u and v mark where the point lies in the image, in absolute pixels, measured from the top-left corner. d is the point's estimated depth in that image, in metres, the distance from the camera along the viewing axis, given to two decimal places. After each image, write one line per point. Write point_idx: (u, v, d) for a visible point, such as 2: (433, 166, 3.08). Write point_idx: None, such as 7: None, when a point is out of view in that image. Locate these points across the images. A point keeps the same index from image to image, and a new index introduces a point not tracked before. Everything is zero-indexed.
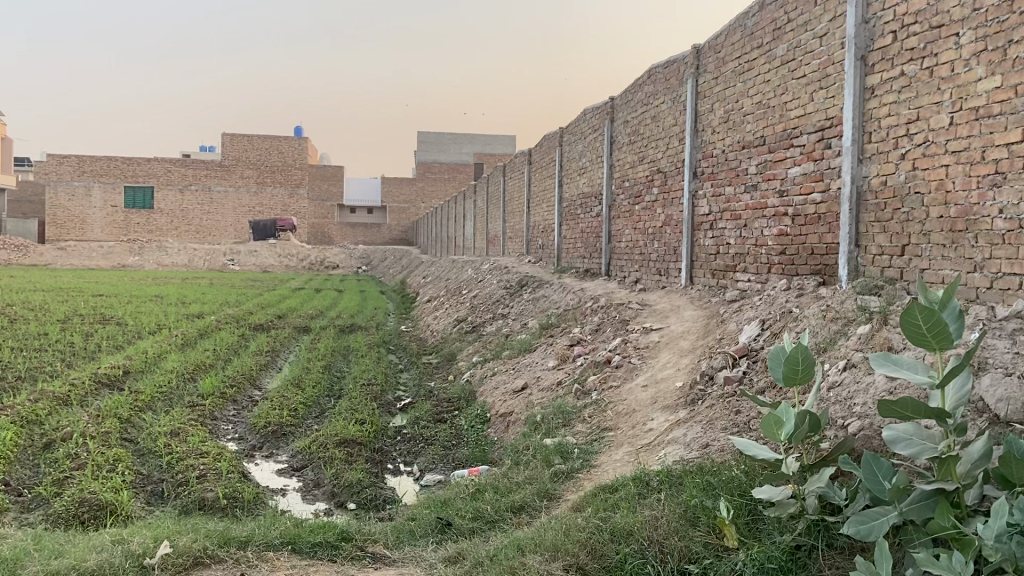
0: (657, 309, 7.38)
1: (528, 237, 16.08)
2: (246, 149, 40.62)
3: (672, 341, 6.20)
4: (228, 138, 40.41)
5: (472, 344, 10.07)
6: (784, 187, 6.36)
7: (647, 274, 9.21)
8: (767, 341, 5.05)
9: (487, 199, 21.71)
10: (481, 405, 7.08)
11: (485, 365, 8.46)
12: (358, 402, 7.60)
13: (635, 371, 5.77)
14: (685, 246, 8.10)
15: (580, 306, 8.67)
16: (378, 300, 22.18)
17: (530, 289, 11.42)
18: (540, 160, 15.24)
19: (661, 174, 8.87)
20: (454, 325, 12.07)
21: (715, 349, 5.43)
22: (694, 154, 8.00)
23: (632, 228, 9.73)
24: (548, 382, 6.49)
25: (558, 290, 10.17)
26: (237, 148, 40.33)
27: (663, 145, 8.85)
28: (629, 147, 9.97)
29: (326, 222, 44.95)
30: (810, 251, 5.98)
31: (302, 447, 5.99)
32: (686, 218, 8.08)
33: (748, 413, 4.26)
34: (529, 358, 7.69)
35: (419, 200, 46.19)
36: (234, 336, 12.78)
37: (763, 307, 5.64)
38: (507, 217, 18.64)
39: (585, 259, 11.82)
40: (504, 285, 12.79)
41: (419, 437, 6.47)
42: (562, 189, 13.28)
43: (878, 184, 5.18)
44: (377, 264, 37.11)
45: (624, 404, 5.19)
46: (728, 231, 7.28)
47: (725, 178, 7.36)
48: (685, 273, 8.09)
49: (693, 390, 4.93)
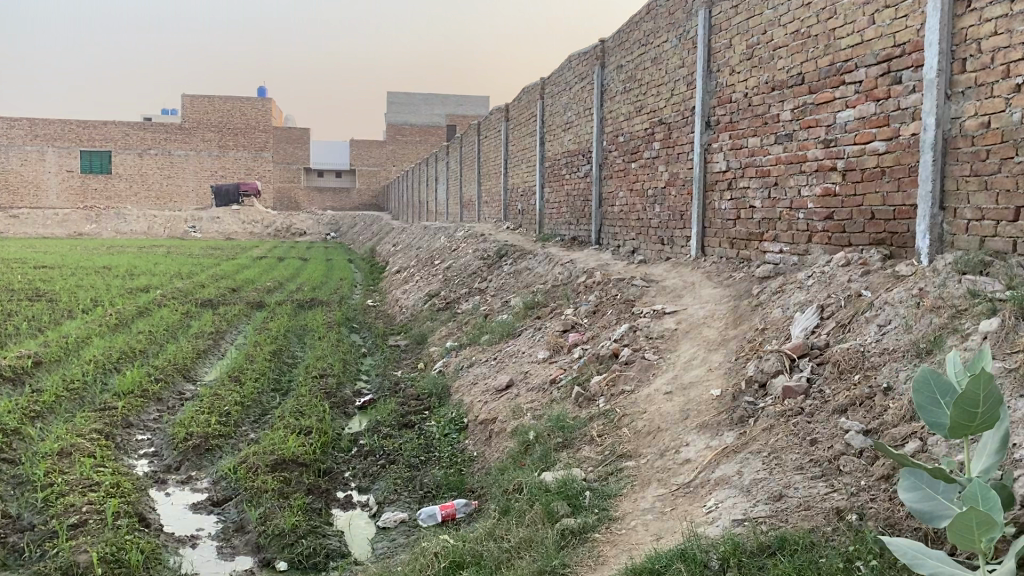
0: (666, 286, 6.14)
1: (506, 201, 14.77)
2: (207, 111, 38.60)
3: (693, 331, 4.97)
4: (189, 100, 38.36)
5: (445, 325, 8.80)
6: (831, 136, 5.10)
7: (646, 243, 7.98)
8: (833, 336, 3.83)
9: (460, 161, 20.27)
10: (456, 405, 5.84)
11: (460, 352, 7.21)
12: (306, 402, 6.31)
13: (651, 371, 4.54)
14: (696, 211, 6.84)
15: (570, 281, 7.42)
16: (345, 270, 20.77)
17: (510, 260, 10.14)
18: (518, 116, 13.86)
19: (663, 126, 7.59)
20: (424, 301, 10.78)
21: (758, 345, 4.21)
22: (707, 101, 6.71)
23: (627, 190, 8.47)
24: (539, 382, 5.25)
25: (542, 262, 8.91)
26: (198, 110, 38.30)
27: (666, 92, 7.55)
28: (623, 97, 8.65)
29: (293, 186, 43.18)
30: (869, 215, 4.74)
31: (227, 473, 4.71)
32: (697, 177, 6.81)
33: (831, 445, 3.04)
34: (513, 346, 6.44)
35: (389, 163, 44.51)
36: (177, 315, 11.37)
37: (815, 287, 4.39)
38: (482, 180, 17.27)
39: (570, 225, 10.56)
40: (480, 255, 11.50)
41: (379, 451, 5.22)
42: (544, 147, 11.95)
43: (976, 127, 3.93)
44: (347, 231, 35.58)
45: (643, 419, 3.95)
46: (752, 192, 6.03)
47: (749, 127, 6.08)
48: (695, 242, 6.84)
49: (738, 405, 3.67)
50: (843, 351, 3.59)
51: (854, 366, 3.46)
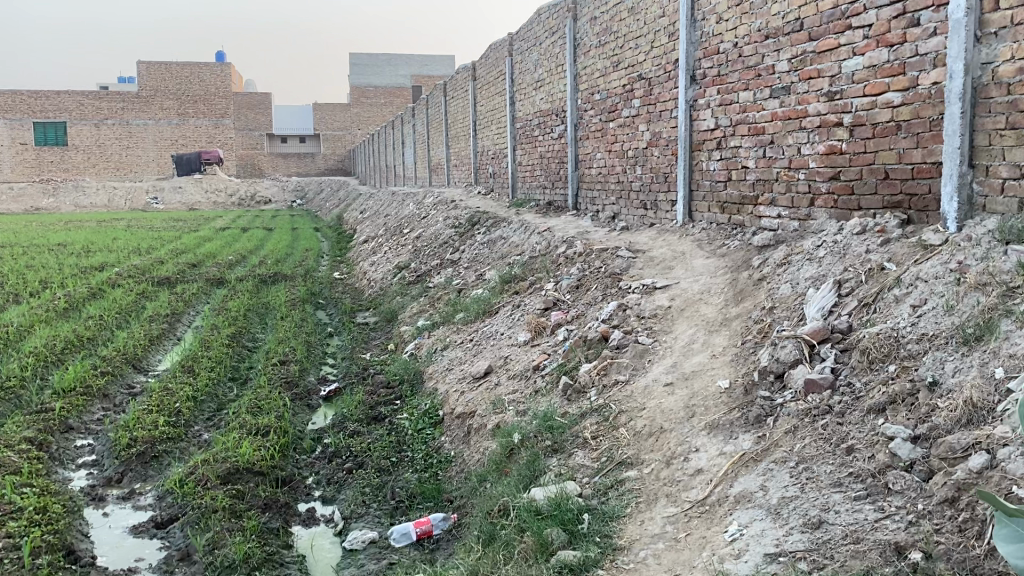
0: (654, 257, 5.65)
1: (475, 165, 14.18)
2: (164, 78, 37.27)
3: (689, 310, 4.48)
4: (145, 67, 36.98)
5: (416, 300, 8.28)
6: (835, 88, 4.60)
7: (627, 208, 7.48)
8: (857, 317, 3.36)
9: (427, 123, 19.57)
10: (430, 395, 5.35)
11: (433, 332, 6.70)
12: (265, 395, 5.77)
13: (646, 358, 4.05)
14: (682, 173, 6.34)
15: (548, 253, 6.92)
16: (311, 240, 20.09)
17: (483, 228, 9.59)
18: (486, 75, 13.21)
19: (643, 81, 7.04)
20: (394, 274, 10.21)
21: (767, 327, 3.74)
22: (692, 53, 6.16)
23: (605, 151, 7.95)
24: (520, 369, 4.76)
25: (517, 231, 8.38)
26: (155, 77, 36.95)
27: (645, 44, 6.99)
28: (598, 51, 8.07)
29: (256, 153, 42.00)
30: (882, 175, 4.26)
31: (173, 486, 4.18)
32: (682, 136, 6.29)
33: (873, 456, 2.58)
34: (490, 326, 5.94)
35: (355, 126, 43.51)
36: (131, 295, 10.70)
37: (828, 259, 3.91)
38: (450, 142, 16.61)
39: (545, 190, 10.04)
40: (451, 223, 10.95)
41: (345, 452, 4.72)
42: (514, 107, 11.37)
43: (1012, 73, 3.43)
44: (313, 198, 34.74)
45: (641, 417, 3.48)
46: (745, 151, 5.53)
47: (740, 80, 5.56)
48: (682, 207, 6.35)
49: (753, 402, 3.21)
50: (872, 336, 3.12)
51: (888, 354, 2.99)
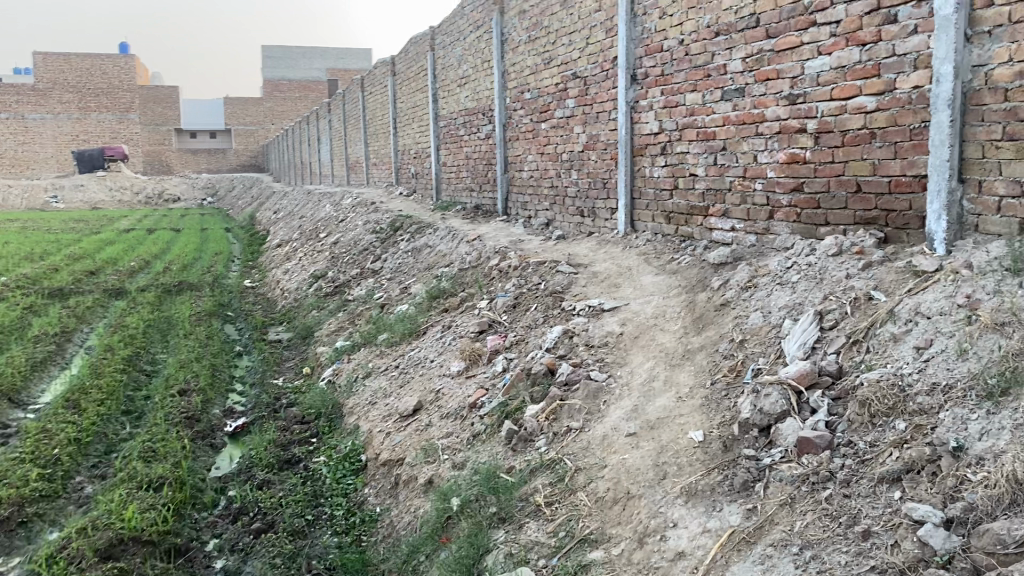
0: (597, 274, 5.16)
1: (396, 164, 13.54)
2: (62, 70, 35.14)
3: (644, 338, 4.00)
4: (40, 58, 34.79)
5: (334, 315, 7.63)
6: (797, 90, 4.18)
7: (562, 214, 7.01)
8: (847, 358, 2.92)
9: (344, 119, 18.78)
10: (352, 433, 4.75)
11: (354, 354, 6.09)
12: (160, 434, 5.06)
13: (601, 398, 3.54)
14: (622, 179, 5.87)
15: (479, 266, 6.38)
16: (222, 242, 19.06)
17: (406, 235, 8.99)
18: (406, 70, 12.56)
19: (578, 79, 6.56)
20: (309, 283, 9.51)
21: (740, 365, 3.27)
22: (632, 50, 5.69)
23: (537, 154, 7.45)
24: (454, 407, 4.21)
25: (444, 238, 7.81)
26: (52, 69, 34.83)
27: (579, 40, 6.50)
28: (528, 46, 7.56)
29: (163, 148, 40.12)
30: (854, 187, 3.86)
31: (40, 566, 3.48)
32: (622, 139, 5.82)
33: (897, 544, 2.11)
34: (417, 349, 5.36)
35: (268, 121, 42.10)
36: (16, 311, 9.68)
37: (803, 284, 3.47)
38: (368, 140, 15.89)
39: (471, 192, 9.51)
40: (371, 228, 10.30)
41: (252, 509, 4.09)
42: (437, 104, 10.79)
43: (1010, 77, 3.04)
44: (224, 195, 33.37)
45: (603, 478, 2.97)
46: (693, 157, 5.08)
47: (687, 81, 5.11)
48: (623, 216, 5.88)
49: (736, 463, 2.73)
50: (870, 383, 2.68)
51: (892, 408, 2.55)
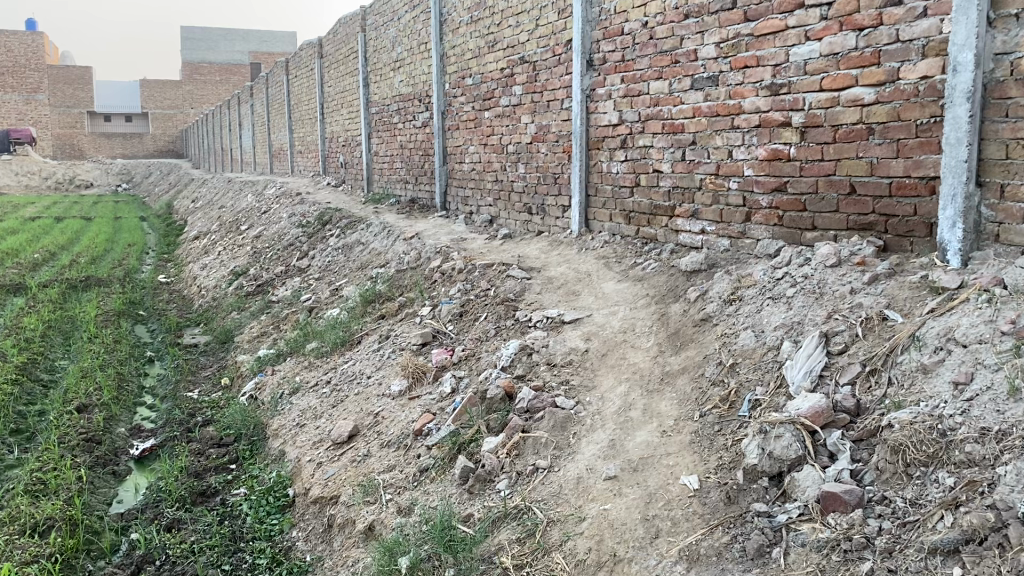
0: (553, 280, 4.68)
1: (323, 152, 12.86)
2: None
3: (613, 356, 3.53)
4: None
5: (256, 317, 6.99)
6: (781, 80, 3.76)
7: (508, 211, 6.53)
8: (864, 391, 2.51)
9: (267, 104, 17.92)
10: (277, 461, 4.18)
11: (279, 365, 5.49)
12: (52, 462, 4.38)
13: (570, 431, 3.07)
14: (576, 174, 5.41)
15: (419, 267, 5.86)
16: (136, 232, 18.02)
17: (335, 230, 8.37)
18: (334, 53, 11.88)
19: (526, 65, 6.07)
20: (230, 280, 8.82)
21: (733, 394, 2.83)
22: (588, 33, 5.22)
23: (479, 144, 6.95)
24: (396, 434, 3.69)
25: (378, 235, 7.25)
26: None
27: (528, 22, 6.02)
28: (470, 29, 7.04)
29: (74, 132, 38.09)
30: (847, 188, 3.46)
31: None
32: (577, 131, 5.35)
33: None
34: (351, 362, 4.81)
35: (188, 105, 40.48)
36: None
37: (799, 300, 3.05)
38: (294, 127, 15.11)
39: (406, 184, 8.95)
40: (297, 221, 9.64)
41: (157, 557, 3.49)
42: (369, 90, 10.18)
43: None
44: (140, 182, 31.91)
45: (581, 535, 2.49)
46: (658, 152, 4.64)
47: (651, 68, 4.66)
48: (577, 215, 5.43)
49: (746, 521, 2.28)
50: (902, 424, 2.26)
51: (933, 456, 2.14)
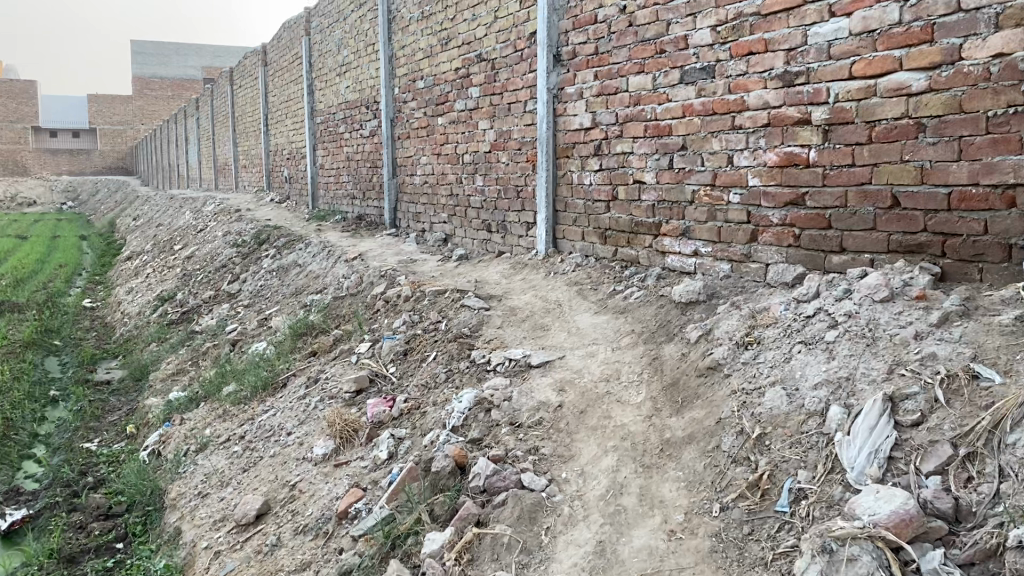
0: (516, 311, 3.90)
1: (268, 167, 11.98)
2: None
3: (593, 414, 2.76)
4: None
5: (175, 351, 6.10)
6: (796, 67, 3.04)
7: (464, 229, 5.76)
8: (964, 488, 1.76)
9: (213, 117, 16.98)
10: (169, 543, 3.31)
11: (190, 411, 4.62)
12: None
13: (541, 524, 2.27)
14: (541, 187, 4.65)
15: (360, 294, 5.04)
16: (71, 252, 16.87)
17: (272, 250, 7.51)
18: (278, 59, 11.04)
19: (483, 63, 5.32)
20: (154, 306, 7.89)
21: (764, 480, 2.07)
22: (555, 23, 4.48)
23: (431, 154, 6.18)
24: (316, 516, 2.86)
25: (317, 256, 6.43)
26: None
27: (486, 14, 5.27)
28: (420, 25, 6.28)
29: (17, 148, 36.53)
30: (888, 201, 2.75)
31: None
32: (542, 136, 4.59)
33: None
34: (271, 411, 3.97)
35: (137, 120, 39.18)
36: None
37: (842, 348, 2.31)
38: (238, 140, 14.20)
39: (353, 200, 8.14)
40: (233, 240, 8.76)
41: None
42: (313, 98, 9.37)
43: None
44: (85, 200, 30.57)
45: None
46: (639, 160, 3.90)
47: (630, 60, 3.92)
48: (543, 234, 4.67)
49: None
50: None
51: None
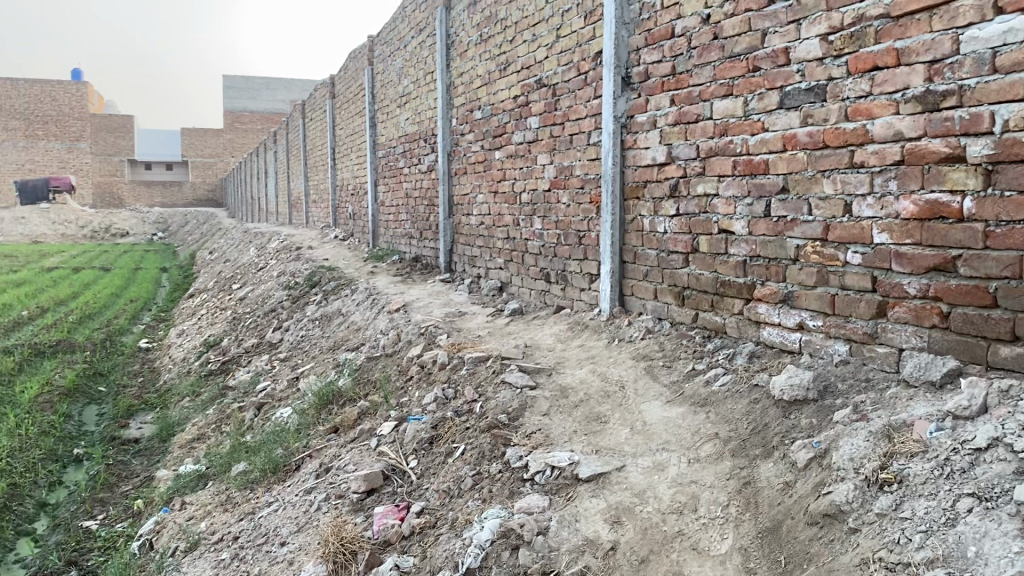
0: (568, 391, 3.15)
1: (334, 202, 11.55)
2: (12, 97, 32.60)
3: (659, 567, 1.97)
4: None
5: (204, 409, 5.53)
6: (942, 85, 2.23)
7: (521, 279, 5.04)
8: None
9: (288, 150, 16.79)
10: None
11: (195, 492, 3.99)
12: None
13: None
14: (606, 233, 3.89)
15: (396, 355, 4.36)
16: (148, 285, 16.82)
17: (320, 295, 6.93)
18: (345, 91, 10.62)
19: (543, 89, 4.62)
20: (199, 352, 7.40)
21: None
22: (625, 39, 3.74)
23: (488, 193, 5.50)
24: None
25: (362, 305, 5.80)
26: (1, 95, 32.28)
27: (547, 33, 4.58)
28: (479, 50, 5.64)
29: (114, 181, 37.72)
30: None
31: None
32: (607, 173, 3.84)
33: None
34: (273, 506, 3.30)
35: (227, 153, 40.02)
36: None
37: None
38: (309, 173, 13.87)
39: (410, 241, 7.53)
40: (287, 281, 8.25)
41: None
42: (375, 131, 8.86)
43: None
44: (175, 231, 31.13)
45: None
46: (725, 204, 3.12)
47: (715, 81, 3.15)
48: (607, 289, 3.91)
49: None
50: None
51: None
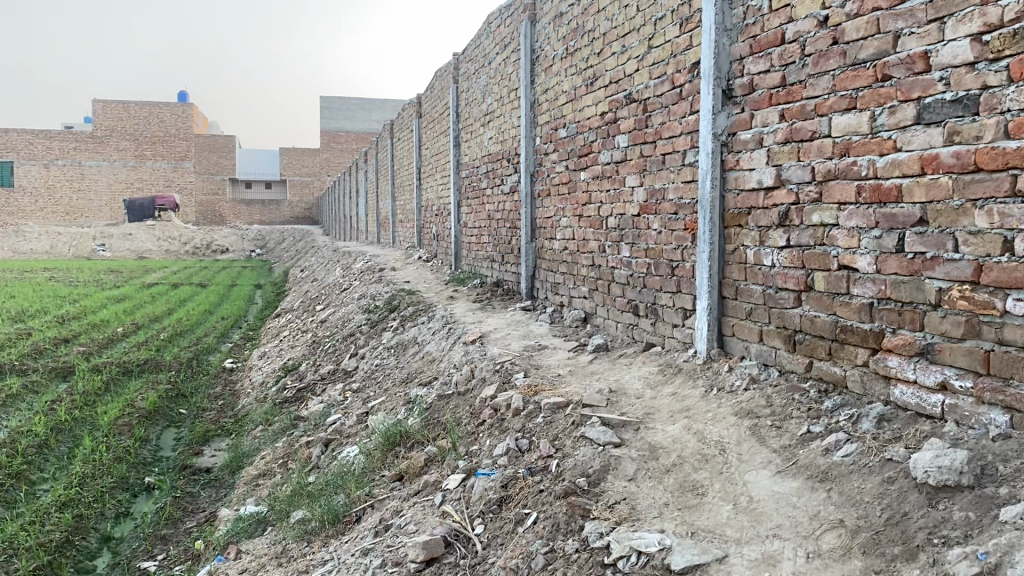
0: (658, 450, 2.73)
1: (419, 222, 11.35)
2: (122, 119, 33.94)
3: None
4: (102, 105, 33.52)
5: (274, 442, 5.30)
6: None
7: (607, 310, 4.64)
8: None
9: (378, 169, 16.77)
10: None
11: (252, 540, 3.71)
12: None
13: None
14: (703, 264, 3.46)
15: (468, 395, 4.01)
16: (240, 303, 17.01)
17: (398, 321, 6.66)
18: (431, 110, 10.42)
19: (634, 105, 4.22)
20: (278, 377, 7.22)
21: None
22: (726, 47, 3.32)
23: (572, 216, 5.12)
24: None
25: (438, 334, 5.49)
26: (112, 116, 33.65)
27: (638, 44, 4.19)
28: (565, 64, 5.28)
29: (215, 199, 38.92)
30: None
31: None
32: (705, 198, 3.41)
33: None
34: (325, 568, 2.97)
35: (323, 172, 40.81)
36: None
37: None
38: (396, 193, 13.76)
39: (492, 265, 7.21)
40: (368, 305, 8.03)
41: None
42: (459, 151, 8.59)
43: None
44: (272, 248, 31.78)
45: None
46: (847, 235, 2.66)
47: (834, 92, 2.70)
48: (705, 328, 3.47)
49: None
50: None
51: None
